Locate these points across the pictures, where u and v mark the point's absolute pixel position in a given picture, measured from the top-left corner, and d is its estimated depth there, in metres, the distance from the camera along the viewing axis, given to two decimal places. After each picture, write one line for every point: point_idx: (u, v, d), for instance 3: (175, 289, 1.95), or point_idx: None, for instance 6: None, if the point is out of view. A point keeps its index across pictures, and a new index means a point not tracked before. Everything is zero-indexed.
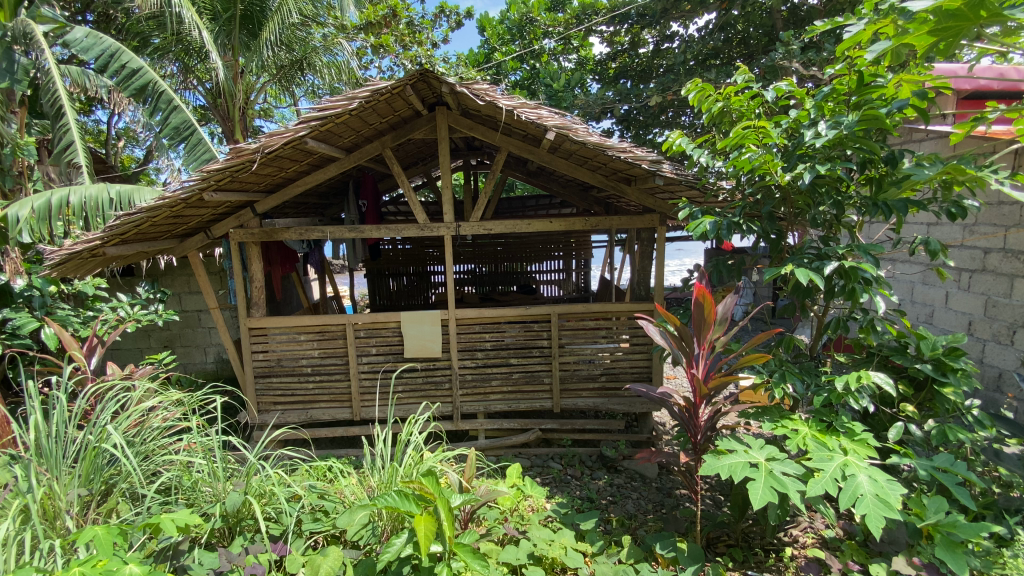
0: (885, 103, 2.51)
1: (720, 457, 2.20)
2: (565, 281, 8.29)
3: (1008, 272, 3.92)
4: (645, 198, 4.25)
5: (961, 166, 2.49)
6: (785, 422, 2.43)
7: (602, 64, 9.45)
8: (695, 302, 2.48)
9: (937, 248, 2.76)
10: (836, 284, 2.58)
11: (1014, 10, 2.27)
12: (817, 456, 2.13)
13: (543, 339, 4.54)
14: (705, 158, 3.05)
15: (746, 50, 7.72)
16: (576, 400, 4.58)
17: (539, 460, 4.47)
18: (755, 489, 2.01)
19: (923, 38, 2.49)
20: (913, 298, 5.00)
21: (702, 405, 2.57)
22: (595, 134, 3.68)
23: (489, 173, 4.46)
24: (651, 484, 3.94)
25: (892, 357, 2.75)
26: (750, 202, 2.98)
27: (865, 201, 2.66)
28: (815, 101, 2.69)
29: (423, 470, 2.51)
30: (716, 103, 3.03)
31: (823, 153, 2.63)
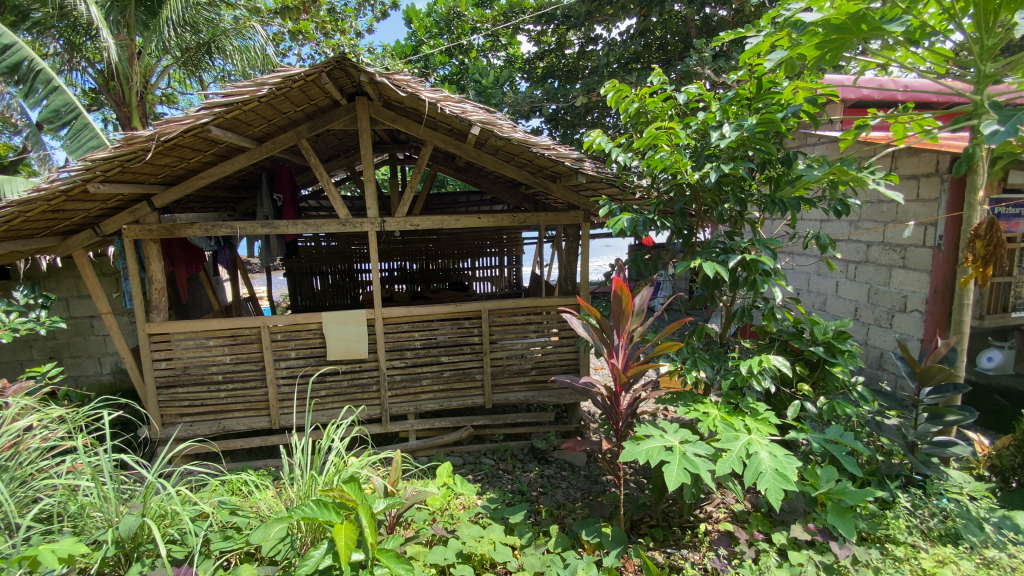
0: (781, 109, 2.73)
1: (639, 443, 2.29)
2: (497, 277, 8.35)
3: (886, 263, 4.43)
4: (570, 195, 4.34)
5: (844, 167, 2.75)
6: (698, 405, 2.58)
7: (530, 63, 9.56)
8: (613, 295, 2.61)
9: (826, 241, 3.03)
10: (740, 276, 2.77)
11: (888, 26, 2.54)
12: (725, 436, 2.28)
13: (474, 335, 4.51)
14: (623, 156, 3.15)
15: (664, 55, 8.12)
16: (507, 395, 4.59)
17: (471, 457, 4.43)
18: (670, 471, 2.12)
19: (813, 49, 2.75)
20: (809, 288, 5.52)
21: (623, 394, 2.66)
22: (520, 131, 3.70)
23: (414, 166, 4.33)
24: (580, 473, 4.04)
25: (790, 341, 3.00)
26: (664, 200, 3.13)
27: (764, 199, 2.88)
28: (721, 104, 2.87)
29: (344, 477, 2.40)
30: (632, 103, 3.14)
31: (727, 154, 2.81)
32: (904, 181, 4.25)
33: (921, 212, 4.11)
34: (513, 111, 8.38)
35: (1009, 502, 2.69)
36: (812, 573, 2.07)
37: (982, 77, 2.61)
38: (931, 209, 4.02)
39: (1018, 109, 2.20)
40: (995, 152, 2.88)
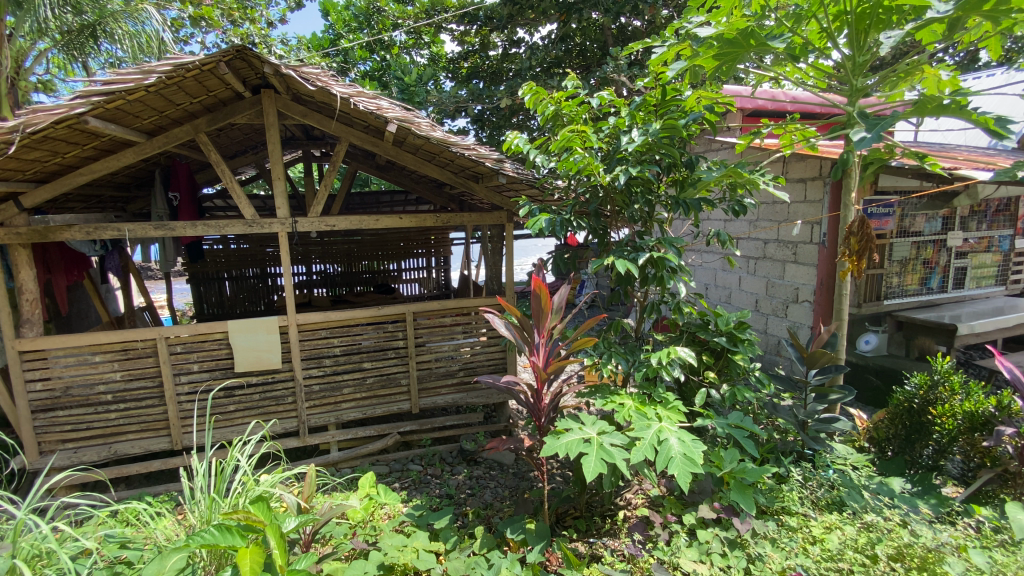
0: (683, 116, 2.91)
1: (558, 438, 2.33)
2: (425, 278, 8.19)
3: (781, 258, 4.86)
4: (493, 196, 4.33)
5: (738, 170, 2.98)
6: (614, 397, 2.68)
7: (455, 63, 9.40)
8: (532, 294, 2.64)
9: (726, 239, 3.27)
10: (649, 273, 2.92)
11: (772, 42, 2.78)
12: (638, 426, 2.39)
13: (398, 339, 4.39)
14: (540, 157, 3.21)
15: (583, 61, 8.41)
16: (435, 398, 4.52)
17: (398, 465, 4.30)
18: (588, 462, 2.18)
19: (711, 61, 2.95)
20: (715, 283, 5.92)
21: (544, 391, 2.71)
22: (438, 130, 3.65)
23: (329, 165, 4.14)
24: (508, 471, 4.06)
25: (697, 333, 3.22)
26: (580, 201, 3.22)
27: (671, 200, 3.06)
28: (630, 110, 3.01)
29: (253, 497, 2.24)
30: (549, 105, 3.20)
31: (636, 157, 2.95)
32: (792, 184, 4.70)
33: (808, 213, 4.56)
34: (438, 111, 8.28)
35: (883, 468, 3.03)
36: (718, 549, 2.22)
37: (853, 92, 2.94)
38: (816, 209, 4.47)
39: (879, 120, 2.50)
40: (866, 158, 3.26)
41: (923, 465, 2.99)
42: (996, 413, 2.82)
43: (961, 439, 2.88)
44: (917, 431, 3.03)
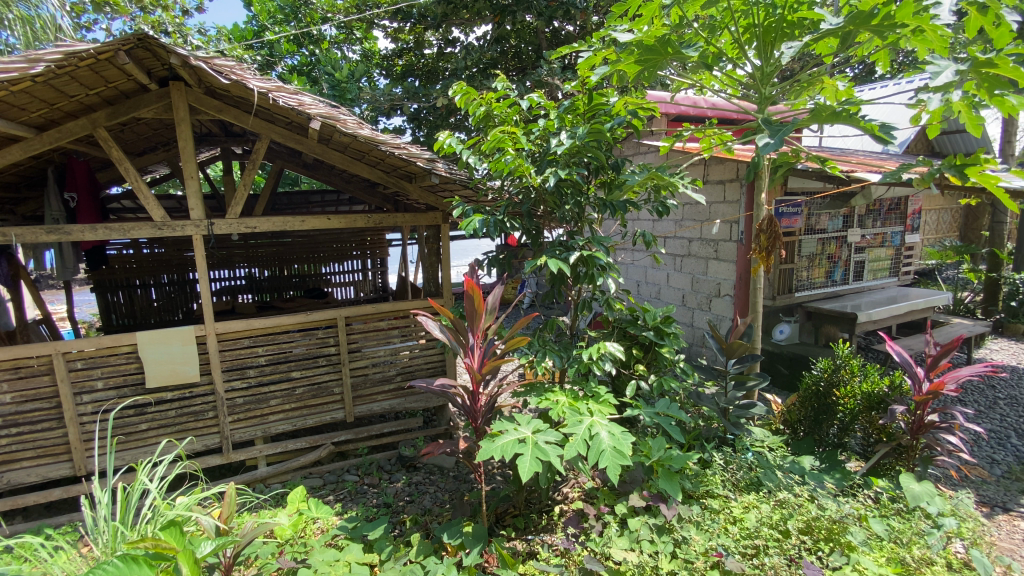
0: (609, 120, 3.02)
1: (493, 439, 2.32)
2: (361, 281, 7.92)
3: (704, 255, 5.15)
4: (427, 195, 4.26)
5: (661, 172, 3.12)
6: (548, 395, 2.72)
7: (388, 60, 9.39)
8: (464, 295, 2.62)
9: (652, 238, 3.41)
10: (580, 271, 2.99)
11: (687, 50, 2.94)
12: (571, 422, 2.44)
13: (330, 345, 4.22)
14: (471, 157, 3.19)
15: (519, 63, 8.50)
16: (371, 405, 4.38)
17: (332, 476, 4.13)
18: (523, 462, 2.19)
19: (633, 66, 3.07)
20: (645, 280, 6.15)
21: (480, 392, 2.70)
22: (366, 128, 3.54)
23: (250, 163, 3.91)
24: (448, 475, 4.01)
25: (627, 328, 3.35)
26: (513, 202, 3.24)
27: (599, 201, 3.15)
28: (559, 112, 3.07)
29: (166, 521, 2.07)
30: (480, 106, 3.20)
31: (565, 159, 3.01)
32: (712, 185, 4.99)
33: (727, 213, 4.85)
34: (371, 108, 8.08)
35: (795, 448, 3.27)
36: (648, 536, 2.30)
37: (762, 100, 3.16)
38: (734, 209, 4.77)
39: (782, 126, 2.71)
40: (775, 162, 3.51)
41: (830, 442, 3.26)
42: (890, 391, 3.11)
43: (861, 417, 3.16)
44: (824, 411, 3.29)
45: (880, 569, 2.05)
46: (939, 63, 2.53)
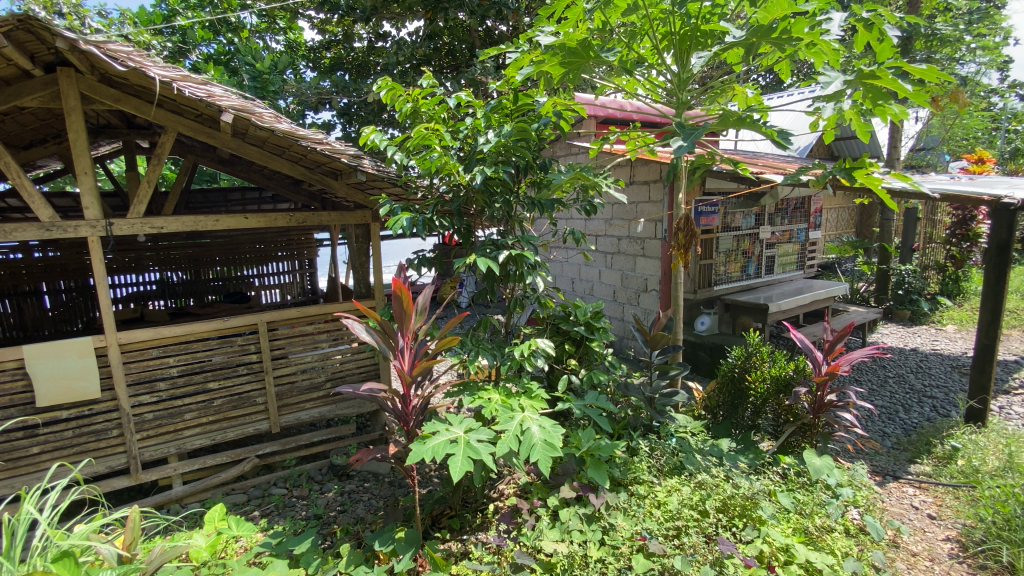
0: (535, 121, 3.07)
1: (424, 441, 2.28)
2: (288, 284, 7.55)
3: (632, 252, 5.36)
4: (355, 193, 4.13)
5: (586, 173, 3.22)
6: (481, 393, 2.72)
7: (315, 52, 9.01)
8: (393, 296, 2.54)
9: (580, 236, 3.51)
10: (510, 270, 3.01)
11: (607, 55, 3.05)
12: (502, 419, 2.45)
13: (252, 353, 3.98)
14: (397, 154, 3.12)
15: (453, 61, 8.49)
16: (299, 414, 4.19)
17: (257, 491, 3.91)
18: (454, 462, 2.17)
19: (558, 68, 3.14)
20: (578, 278, 6.31)
21: (411, 394, 2.65)
22: (284, 123, 3.38)
23: (155, 158, 3.60)
24: (383, 481, 3.91)
25: (559, 324, 3.43)
26: (444, 200, 3.20)
27: (529, 200, 3.20)
28: (486, 112, 3.07)
29: (57, 554, 1.86)
30: (406, 103, 3.16)
31: (492, 158, 3.02)
32: (637, 186, 5.22)
33: (652, 211, 5.08)
34: (298, 101, 7.72)
35: (715, 432, 3.49)
36: (577, 526, 2.36)
37: (679, 105, 3.32)
38: (658, 208, 5.01)
39: (694, 130, 2.88)
40: (693, 164, 3.72)
41: (745, 425, 3.51)
42: (795, 375, 3.38)
43: (771, 400, 3.42)
44: (739, 396, 3.54)
45: (785, 539, 2.23)
46: (828, 75, 2.78)
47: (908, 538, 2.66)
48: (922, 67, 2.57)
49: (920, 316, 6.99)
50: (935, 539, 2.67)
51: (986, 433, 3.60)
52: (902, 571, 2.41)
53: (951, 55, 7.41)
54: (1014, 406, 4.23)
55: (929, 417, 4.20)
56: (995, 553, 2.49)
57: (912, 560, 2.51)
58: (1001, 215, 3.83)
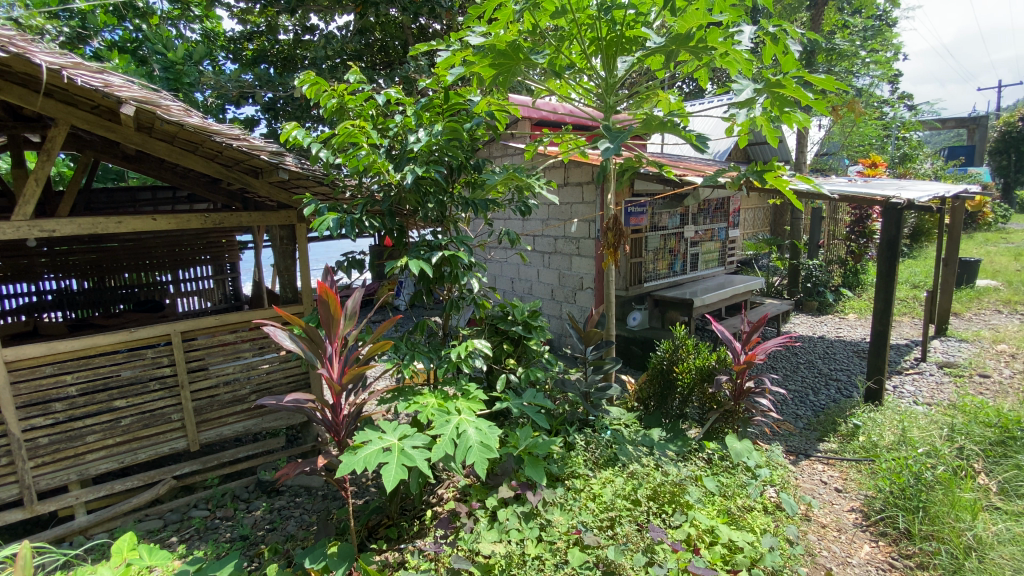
0: (468, 121, 3.06)
1: (356, 451, 2.20)
2: (209, 290, 7.04)
3: (569, 251, 5.47)
4: (279, 192, 3.92)
5: (518, 174, 3.25)
6: (416, 398, 2.65)
7: (235, 43, 8.47)
8: (319, 300, 2.42)
9: (515, 237, 3.52)
10: (444, 271, 2.96)
11: (536, 57, 3.10)
12: (437, 422, 2.40)
13: (165, 366, 3.68)
14: (322, 152, 2.99)
15: (386, 58, 8.31)
16: (221, 429, 3.91)
17: (175, 515, 3.61)
18: (388, 471, 2.09)
19: (488, 68, 3.16)
20: (517, 278, 6.33)
21: (342, 402, 2.54)
22: (196, 117, 3.15)
23: (43, 154, 3.23)
24: (316, 495, 3.74)
25: (497, 324, 3.44)
26: (372, 200, 3.04)
27: (463, 200, 3.17)
28: (415, 110, 3.00)
29: None
30: (331, 98, 3.04)
31: (423, 157, 2.96)
32: (571, 187, 5.34)
33: (585, 212, 5.22)
34: (216, 94, 7.21)
35: (646, 422, 3.63)
36: (515, 525, 2.37)
37: (607, 108, 3.44)
38: (591, 208, 5.15)
39: (620, 133, 2.98)
40: (622, 166, 3.85)
41: (674, 414, 3.69)
42: (717, 364, 3.59)
43: (696, 389, 3.61)
44: (668, 387, 3.72)
45: (710, 521, 2.35)
46: (740, 83, 2.95)
47: (818, 511, 2.89)
48: (821, 77, 2.77)
49: (826, 306, 7.67)
50: (842, 511, 2.93)
51: (882, 410, 3.99)
52: (813, 542, 2.62)
53: (848, 68, 8.16)
54: (904, 385, 4.73)
55: (834, 398, 4.61)
56: (890, 519, 2.76)
57: (822, 531, 2.73)
58: (891, 214, 4.26)
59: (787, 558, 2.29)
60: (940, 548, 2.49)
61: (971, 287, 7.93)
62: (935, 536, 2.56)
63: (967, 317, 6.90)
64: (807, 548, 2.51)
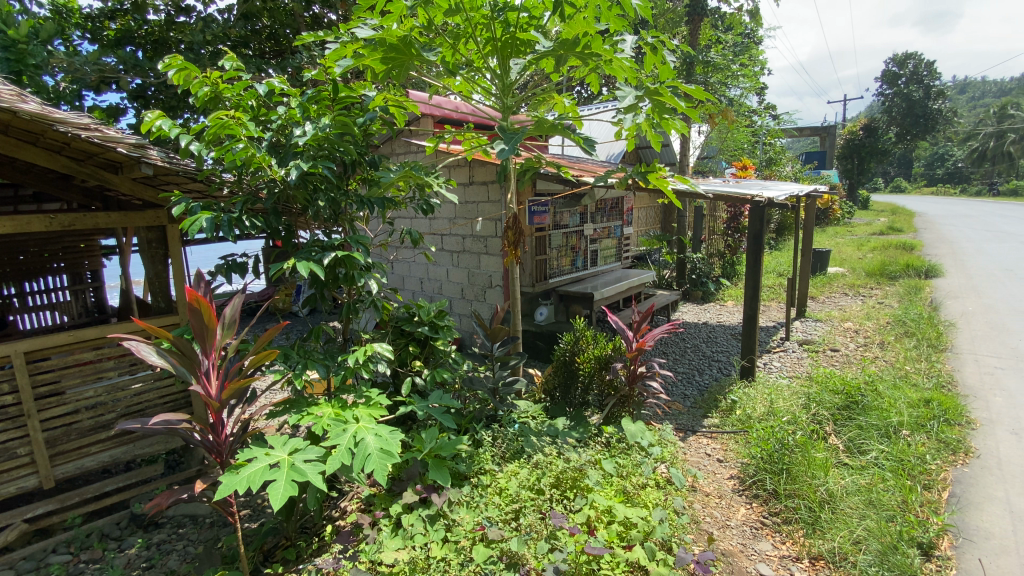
0: (361, 116, 2.94)
1: (239, 471, 2.04)
2: (67, 303, 6.08)
3: (477, 250, 5.49)
4: (143, 190, 3.49)
5: (415, 172, 3.18)
6: (310, 409, 2.49)
7: (93, 21, 7.20)
8: (190, 309, 2.13)
9: (416, 235, 3.45)
10: (339, 273, 2.81)
11: (429, 54, 3.06)
12: (333, 433, 2.28)
13: (7, 393, 3.13)
14: (193, 145, 2.70)
15: (276, 47, 7.72)
16: (82, 461, 3.41)
17: (28, 564, 3.09)
18: (276, 488, 1.95)
19: (379, 62, 3.06)
20: (426, 279, 6.18)
21: (223, 420, 2.31)
22: (32, 103, 2.72)
23: None
24: (204, 523, 3.40)
25: (402, 326, 3.36)
26: (255, 198, 2.82)
27: (358, 198, 3.04)
28: (301, 102, 2.81)
29: None
30: (203, 86, 2.76)
31: (310, 152, 2.78)
32: (477, 185, 5.35)
33: (491, 211, 5.26)
34: (70, 79, 6.22)
35: (551, 413, 3.74)
36: (420, 530, 2.33)
37: (505, 109, 3.48)
38: (496, 207, 5.21)
39: (514, 134, 3.02)
40: (523, 166, 3.92)
41: (577, 402, 3.83)
42: (613, 353, 3.81)
43: (596, 377, 3.79)
44: (570, 377, 3.85)
45: (607, 502, 2.47)
46: (623, 90, 3.11)
47: (703, 481, 3.18)
48: (692, 86, 2.99)
49: (709, 295, 8.46)
50: (723, 479, 3.24)
51: (754, 386, 4.48)
52: (698, 510, 2.86)
53: (722, 80, 9.02)
54: (772, 362, 5.34)
55: (715, 377, 5.11)
56: (760, 482, 3.10)
57: (706, 499, 3.00)
58: (757, 213, 4.77)
59: (674, 527, 2.48)
60: (800, 503, 2.83)
61: (823, 274, 9.16)
62: (796, 493, 2.91)
63: (821, 300, 7.96)
64: (693, 516, 2.74)
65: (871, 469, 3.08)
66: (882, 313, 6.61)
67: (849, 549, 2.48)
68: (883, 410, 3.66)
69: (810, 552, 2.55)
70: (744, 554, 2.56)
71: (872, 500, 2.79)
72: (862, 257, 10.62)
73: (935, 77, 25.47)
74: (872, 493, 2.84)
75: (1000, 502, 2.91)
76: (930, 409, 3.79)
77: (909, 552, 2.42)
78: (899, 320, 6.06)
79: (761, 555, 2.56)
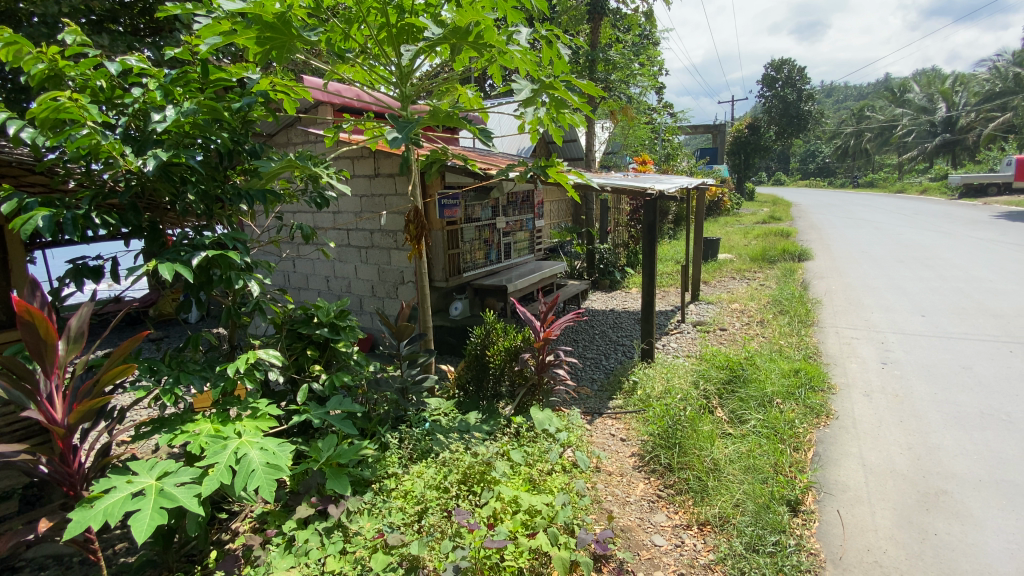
0: (236, 101, 2.68)
1: (92, 503, 1.79)
2: None
3: (387, 245, 5.30)
4: None
5: (301, 162, 2.96)
6: (184, 428, 2.25)
7: None
8: (19, 323, 1.82)
9: (309, 231, 3.23)
10: (213, 275, 2.55)
11: (313, 36, 2.84)
12: (210, 451, 2.08)
13: None
14: (25, 132, 2.31)
15: (152, 23, 6.81)
16: None
17: None
18: (139, 519, 1.74)
19: (256, 43, 2.79)
20: (332, 277, 5.84)
21: (73, 446, 2.02)
22: None
23: None
24: (70, 562, 2.99)
25: (298, 329, 3.14)
26: (107, 192, 2.48)
27: (236, 192, 2.78)
28: (161, 83, 2.50)
29: None
30: (36, 62, 2.37)
31: (173, 140, 2.49)
32: (383, 178, 5.15)
33: (398, 205, 5.10)
34: None
35: (463, 407, 3.72)
36: (315, 545, 2.21)
37: (403, 97, 3.36)
38: (404, 201, 5.05)
39: (407, 123, 2.90)
40: (427, 157, 3.82)
41: (489, 395, 3.83)
42: (522, 343, 3.83)
43: (506, 369, 3.81)
44: (482, 370, 3.83)
45: (513, 492, 2.48)
46: (519, 82, 3.10)
47: (606, 461, 3.32)
48: (583, 82, 2.99)
49: (615, 283, 8.92)
50: (625, 457, 3.41)
51: (653, 367, 4.77)
52: (601, 491, 2.99)
53: (622, 78, 9.41)
54: (670, 343, 5.72)
55: (620, 360, 5.38)
56: (657, 457, 3.31)
57: (608, 478, 3.14)
58: (651, 206, 5.05)
59: (577, 510, 2.56)
60: (690, 474, 3.06)
61: (714, 260, 9.99)
62: (686, 465, 3.14)
63: (713, 284, 8.68)
64: (595, 497, 2.85)
65: (750, 437, 3.41)
66: (763, 294, 7.32)
67: (730, 513, 2.72)
68: (760, 381, 4.06)
69: (698, 519, 2.76)
70: (641, 527, 2.72)
71: (750, 465, 3.08)
72: (747, 244, 11.70)
73: (806, 82, 28.50)
74: (751, 458, 3.14)
75: (854, 457, 3.33)
76: (799, 377, 4.27)
77: (780, 510, 2.69)
78: (777, 299, 6.75)
79: (656, 527, 2.73)
